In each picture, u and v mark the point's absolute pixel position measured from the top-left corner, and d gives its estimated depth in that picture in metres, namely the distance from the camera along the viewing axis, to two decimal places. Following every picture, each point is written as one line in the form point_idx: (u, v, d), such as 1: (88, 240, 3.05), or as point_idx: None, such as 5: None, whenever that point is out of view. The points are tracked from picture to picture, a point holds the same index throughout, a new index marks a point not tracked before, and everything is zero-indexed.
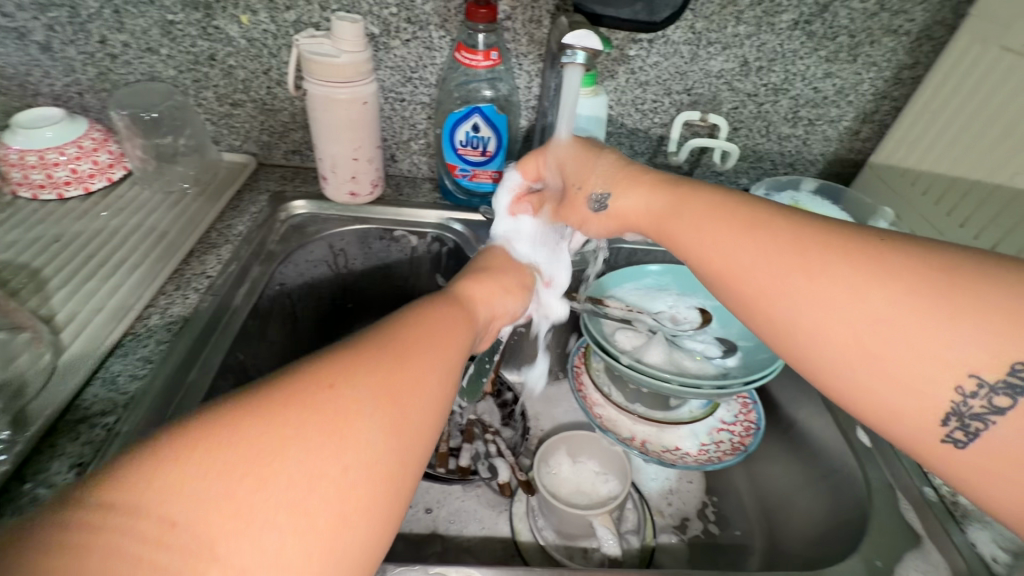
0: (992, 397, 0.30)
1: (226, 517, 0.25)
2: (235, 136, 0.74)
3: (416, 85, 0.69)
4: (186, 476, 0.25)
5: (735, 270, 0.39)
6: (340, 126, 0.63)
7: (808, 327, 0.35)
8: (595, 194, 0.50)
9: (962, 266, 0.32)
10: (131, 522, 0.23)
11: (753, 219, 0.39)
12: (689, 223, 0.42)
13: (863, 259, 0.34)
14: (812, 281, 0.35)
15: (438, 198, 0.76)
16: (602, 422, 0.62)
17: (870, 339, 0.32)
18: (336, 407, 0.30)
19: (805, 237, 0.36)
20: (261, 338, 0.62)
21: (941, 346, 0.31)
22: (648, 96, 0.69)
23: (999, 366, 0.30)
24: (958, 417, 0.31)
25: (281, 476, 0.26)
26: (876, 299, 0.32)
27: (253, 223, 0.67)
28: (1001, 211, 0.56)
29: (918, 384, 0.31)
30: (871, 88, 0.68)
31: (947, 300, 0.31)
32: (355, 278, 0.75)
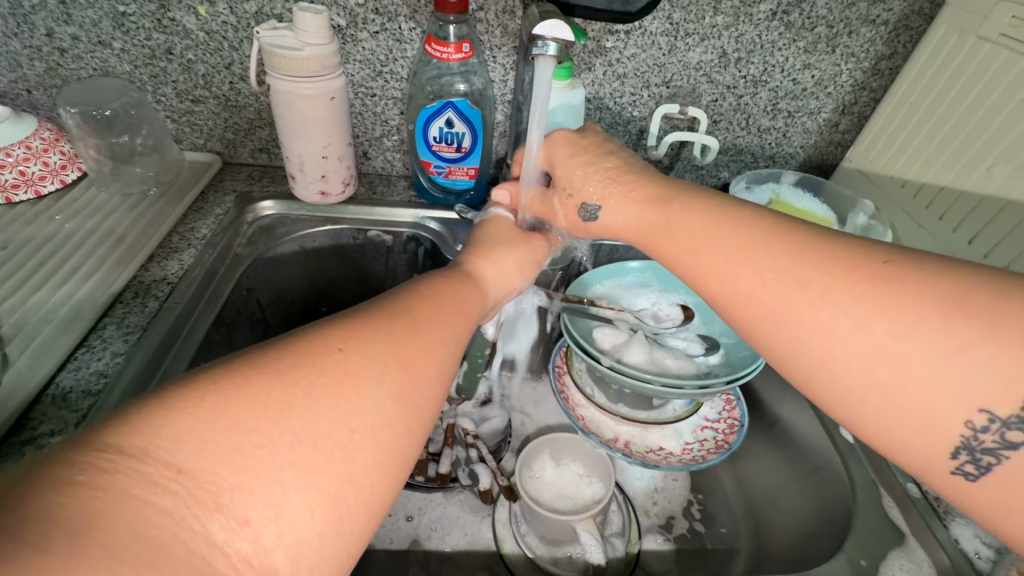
0: (1005, 432, 0.29)
1: (233, 469, 0.23)
2: (197, 134, 0.70)
3: (387, 79, 0.66)
4: (185, 428, 0.23)
5: (736, 296, 0.38)
6: (306, 123, 0.60)
7: (814, 355, 0.34)
8: (585, 203, 0.50)
9: (971, 293, 0.30)
10: (140, 466, 0.21)
11: (750, 241, 0.39)
12: (686, 244, 0.42)
13: (867, 285, 0.32)
14: (814, 307, 0.34)
15: (413, 196, 0.73)
16: (584, 424, 0.61)
17: (878, 370, 0.31)
18: (346, 368, 0.29)
19: (806, 258, 0.36)
20: (229, 347, 0.59)
21: (949, 378, 0.30)
22: (626, 89, 0.67)
23: (1015, 400, 0.29)
24: (969, 451, 0.30)
25: (289, 434, 0.25)
26: (880, 329, 0.31)
27: (218, 226, 0.64)
28: (977, 205, 0.55)
29: (927, 414, 0.30)
30: (849, 80, 0.68)
31: (954, 327, 0.29)
32: (329, 280, 0.72)
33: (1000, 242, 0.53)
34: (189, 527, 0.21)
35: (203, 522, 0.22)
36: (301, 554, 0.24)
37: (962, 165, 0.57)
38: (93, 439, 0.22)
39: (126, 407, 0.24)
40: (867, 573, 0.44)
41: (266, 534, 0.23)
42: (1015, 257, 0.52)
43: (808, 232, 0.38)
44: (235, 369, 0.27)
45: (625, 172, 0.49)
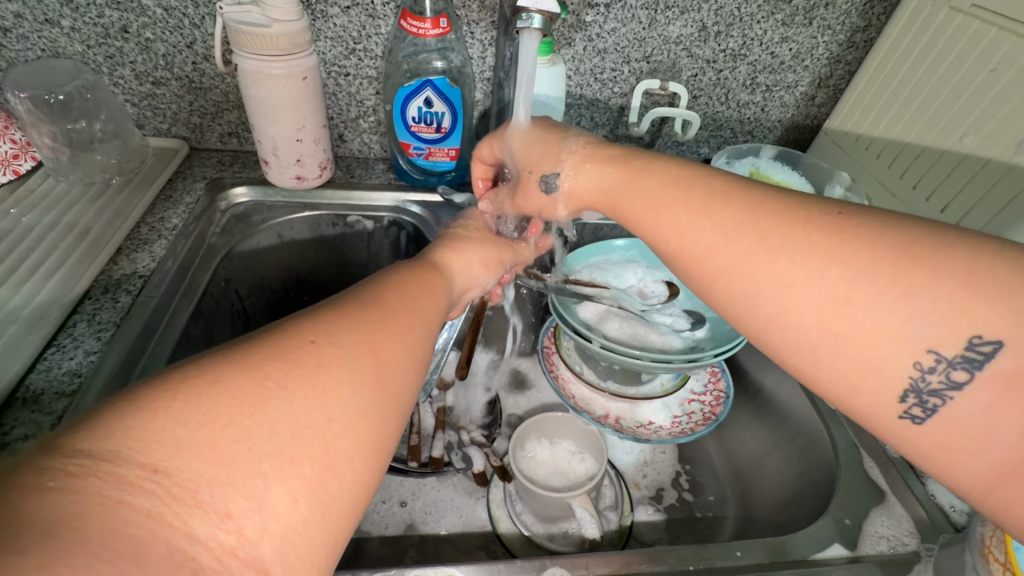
0: (951, 371, 0.29)
1: (210, 465, 0.22)
2: (160, 118, 0.67)
3: (361, 57, 0.64)
4: (157, 429, 0.22)
5: (696, 254, 0.37)
6: (278, 104, 0.58)
7: (769, 308, 0.34)
8: (545, 176, 0.47)
9: (910, 241, 0.31)
10: (112, 468, 0.20)
11: (709, 195, 0.38)
12: (644, 203, 0.41)
13: (822, 235, 0.33)
14: (771, 256, 0.34)
15: (392, 179, 0.71)
16: (576, 402, 0.61)
17: (830, 319, 0.31)
18: (320, 359, 0.28)
19: (762, 217, 0.35)
20: (209, 340, 0.57)
21: (895, 322, 0.30)
22: (607, 64, 0.66)
23: (957, 339, 0.29)
24: (915, 393, 0.30)
25: (265, 427, 0.24)
26: (833, 275, 0.31)
27: (189, 215, 0.61)
28: (950, 173, 0.57)
29: (877, 358, 0.31)
30: (825, 52, 0.68)
31: (902, 273, 0.30)
32: (309, 267, 0.70)
33: (971, 208, 0.55)
34: (169, 524, 0.20)
35: (183, 518, 0.21)
36: (288, 542, 0.23)
37: (937, 132, 0.58)
38: (61, 444, 0.21)
39: (95, 410, 0.23)
40: (850, 531, 0.46)
41: (250, 525, 0.22)
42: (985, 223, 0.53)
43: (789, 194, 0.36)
44: (204, 366, 0.26)
45: (571, 141, 0.48)
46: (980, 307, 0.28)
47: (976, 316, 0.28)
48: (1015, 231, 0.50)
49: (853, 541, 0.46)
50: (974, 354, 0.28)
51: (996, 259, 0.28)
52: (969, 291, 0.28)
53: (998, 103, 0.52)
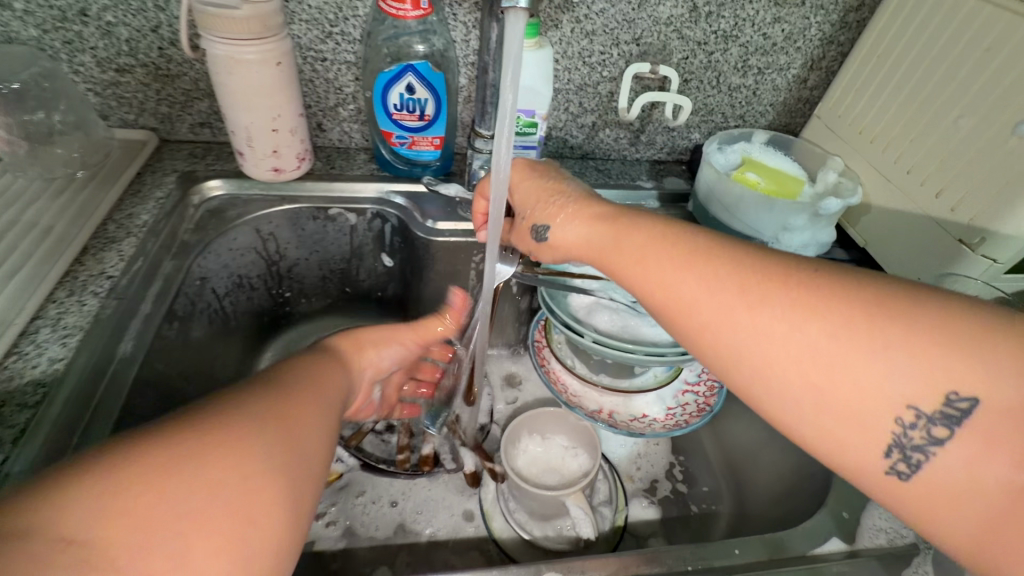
0: (931, 428, 0.31)
1: (128, 528, 0.25)
2: (126, 108, 0.63)
3: (338, 41, 0.60)
4: (71, 504, 0.25)
5: (685, 307, 0.38)
6: (249, 91, 0.55)
7: (757, 361, 0.34)
8: (536, 225, 0.47)
9: (889, 299, 0.32)
10: (28, 545, 0.23)
11: (692, 250, 0.39)
12: (629, 255, 0.42)
13: (803, 291, 0.34)
14: (755, 310, 0.35)
15: (375, 169, 0.69)
16: (568, 397, 0.60)
17: (815, 375, 0.32)
18: (230, 425, 0.31)
19: (747, 271, 0.36)
20: (184, 342, 0.55)
21: (876, 378, 0.31)
22: (595, 47, 0.64)
23: (935, 396, 0.30)
24: (900, 449, 0.31)
25: (180, 488, 0.27)
26: (816, 330, 0.32)
27: (159, 211, 0.58)
28: (945, 157, 0.55)
29: (861, 413, 0.32)
30: (818, 34, 0.67)
31: (881, 330, 0.31)
32: (289, 264, 0.68)
33: (969, 192, 0.53)
34: None
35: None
36: None
37: (932, 113, 0.56)
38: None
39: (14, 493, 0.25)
40: (848, 523, 0.46)
41: None
42: (982, 207, 0.52)
43: (765, 250, 0.38)
44: (117, 443, 0.28)
45: (569, 192, 0.48)
46: (952, 365, 0.30)
47: (950, 372, 0.30)
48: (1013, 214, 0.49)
49: (850, 534, 0.45)
50: (951, 410, 0.30)
51: (967, 317, 0.31)
52: (944, 349, 0.30)
53: (995, 81, 0.50)
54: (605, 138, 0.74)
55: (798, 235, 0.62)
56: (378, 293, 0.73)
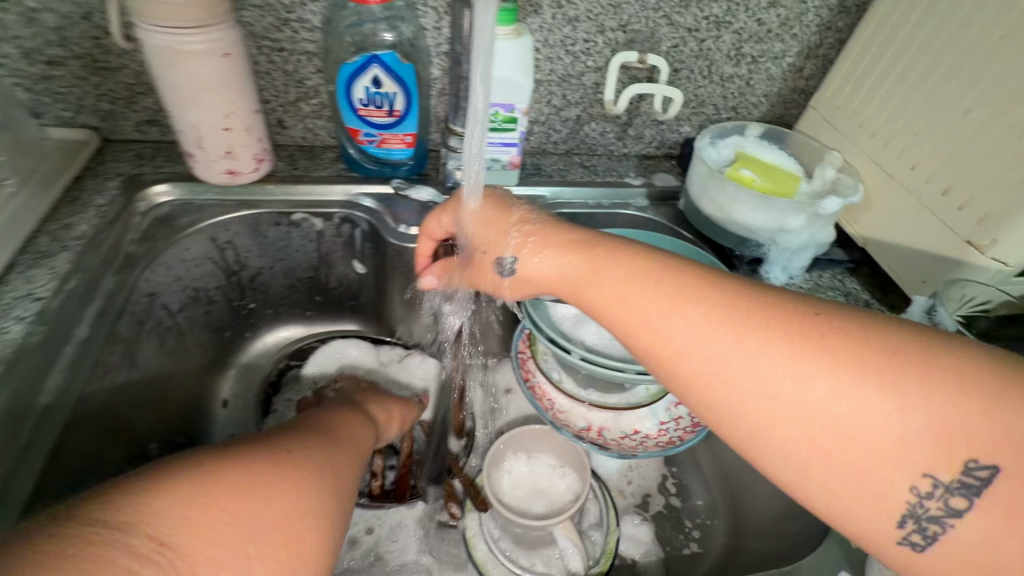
0: (949, 498, 0.28)
1: (209, 539, 0.26)
2: (61, 105, 0.57)
3: (295, 29, 0.55)
4: (167, 502, 0.26)
5: (675, 353, 0.34)
6: (195, 86, 0.49)
7: (756, 418, 0.31)
8: (501, 258, 0.44)
9: (901, 349, 0.29)
10: (124, 537, 0.24)
11: (680, 288, 0.36)
12: (610, 293, 0.39)
13: (804, 337, 0.31)
14: (750, 361, 0.31)
15: (343, 169, 0.63)
16: (554, 415, 0.55)
17: (819, 434, 0.29)
18: (294, 462, 0.33)
19: (744, 314, 0.33)
20: (130, 367, 0.50)
21: (889, 442, 0.28)
22: (579, 35, 0.59)
23: (954, 463, 0.27)
24: (914, 519, 0.28)
25: (256, 510, 0.29)
26: (819, 386, 0.29)
27: (100, 221, 0.52)
28: (952, 153, 0.51)
29: (873, 480, 0.28)
30: (815, 19, 0.63)
31: (892, 387, 0.28)
32: (252, 273, 0.62)
33: (978, 191, 0.49)
34: None
35: None
36: None
37: (938, 106, 0.53)
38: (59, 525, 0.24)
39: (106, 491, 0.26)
40: (856, 553, 0.43)
41: None
42: (992, 208, 0.48)
43: (762, 288, 0.35)
44: (201, 456, 0.30)
45: (525, 218, 0.45)
46: (971, 430, 0.27)
47: (970, 437, 0.27)
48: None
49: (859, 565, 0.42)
50: (971, 479, 0.27)
51: (989, 372, 0.28)
52: (963, 409, 0.27)
53: (1008, 71, 0.47)
54: (591, 132, 0.69)
55: (794, 236, 0.58)
56: (350, 302, 0.68)
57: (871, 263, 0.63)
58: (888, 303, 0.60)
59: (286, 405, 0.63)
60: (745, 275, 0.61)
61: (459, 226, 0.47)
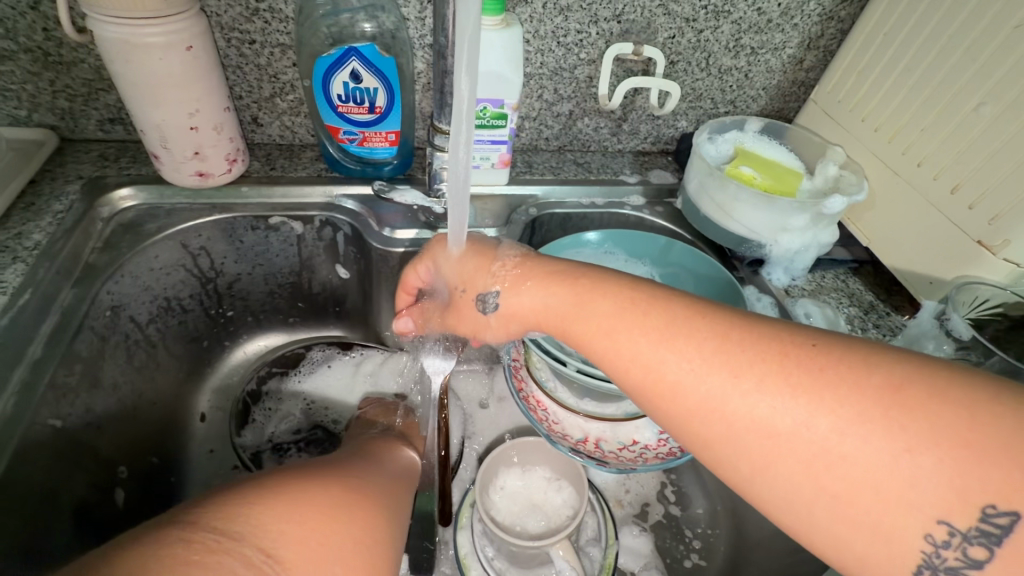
0: (968, 548, 0.25)
1: (305, 555, 0.29)
2: (14, 102, 0.53)
3: (267, 19, 0.51)
4: (267, 518, 0.29)
5: (668, 389, 0.32)
6: (155, 82, 0.45)
7: (755, 457, 0.29)
8: (481, 295, 0.42)
9: (906, 384, 0.27)
10: (238, 548, 0.27)
11: (669, 319, 0.34)
12: (595, 325, 0.37)
13: (801, 371, 0.29)
14: (744, 397, 0.30)
15: (323, 168, 0.60)
16: (549, 427, 0.53)
17: (821, 476, 0.27)
18: (359, 490, 0.36)
19: (735, 346, 0.31)
20: (92, 386, 0.46)
21: (896, 486, 0.26)
22: (571, 25, 0.56)
23: (970, 510, 0.24)
24: (932, 572, 0.25)
25: (338, 533, 0.31)
26: (818, 424, 0.28)
27: (58, 228, 0.49)
28: (962, 150, 0.49)
29: (882, 528, 0.26)
30: (817, 8, 0.60)
31: (895, 425, 0.26)
32: (229, 280, 0.59)
33: (990, 190, 0.47)
34: None
35: None
36: None
37: (947, 101, 0.50)
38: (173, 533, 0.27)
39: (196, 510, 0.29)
40: None
41: None
42: (1005, 206, 0.46)
43: (758, 319, 0.33)
44: (282, 479, 0.33)
45: (503, 254, 0.43)
46: (987, 472, 0.24)
47: (988, 482, 0.24)
48: None
49: None
50: (990, 528, 0.24)
51: (1007, 409, 0.25)
52: (978, 449, 0.25)
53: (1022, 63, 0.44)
54: (584, 128, 0.66)
55: (796, 236, 0.56)
56: (334, 307, 0.65)
57: (875, 261, 0.61)
58: (892, 304, 0.57)
59: (265, 415, 0.60)
60: (747, 276, 0.59)
61: (437, 273, 0.45)
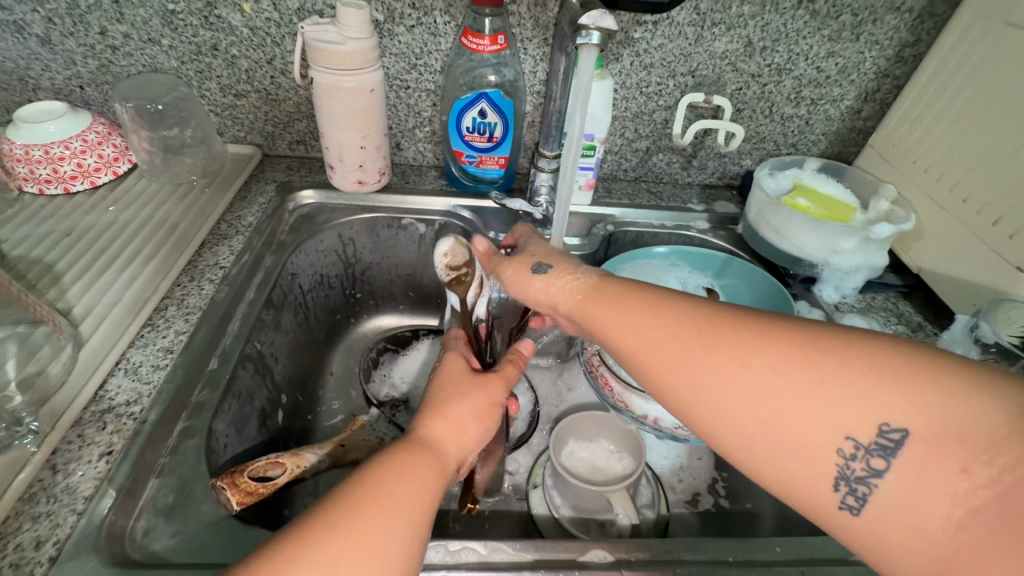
0: (871, 459, 0.32)
1: None
2: (238, 127, 0.73)
3: (421, 72, 0.68)
4: None
5: (644, 351, 0.40)
6: (345, 114, 0.63)
7: (711, 400, 0.36)
8: (539, 263, 0.52)
9: (825, 338, 0.35)
10: None
11: (650, 301, 0.42)
12: (594, 303, 0.45)
13: (748, 333, 0.37)
14: (706, 352, 0.37)
15: (444, 185, 0.76)
16: (615, 402, 0.63)
17: (761, 409, 0.34)
18: None
19: (699, 319, 0.39)
20: (277, 328, 0.62)
21: (814, 413, 0.33)
22: (653, 78, 0.69)
23: (870, 427, 0.32)
24: (845, 481, 0.32)
25: None
26: (757, 369, 0.35)
27: (262, 214, 0.67)
28: (1003, 189, 0.56)
29: (805, 447, 0.33)
30: (873, 67, 0.69)
31: (817, 368, 0.34)
32: (364, 267, 0.75)
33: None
34: None
35: None
36: None
37: (990, 148, 0.57)
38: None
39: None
40: None
41: None
42: None
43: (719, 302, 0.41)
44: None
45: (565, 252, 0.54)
46: (883, 400, 0.32)
47: (882, 406, 0.32)
48: None
49: None
50: (886, 441, 0.31)
51: (898, 353, 0.33)
52: (877, 381, 0.32)
53: None
54: (658, 162, 0.78)
55: (847, 257, 0.63)
56: (439, 298, 0.80)
57: (925, 290, 0.67)
58: (940, 325, 0.63)
59: (381, 377, 0.72)
60: (800, 292, 0.67)
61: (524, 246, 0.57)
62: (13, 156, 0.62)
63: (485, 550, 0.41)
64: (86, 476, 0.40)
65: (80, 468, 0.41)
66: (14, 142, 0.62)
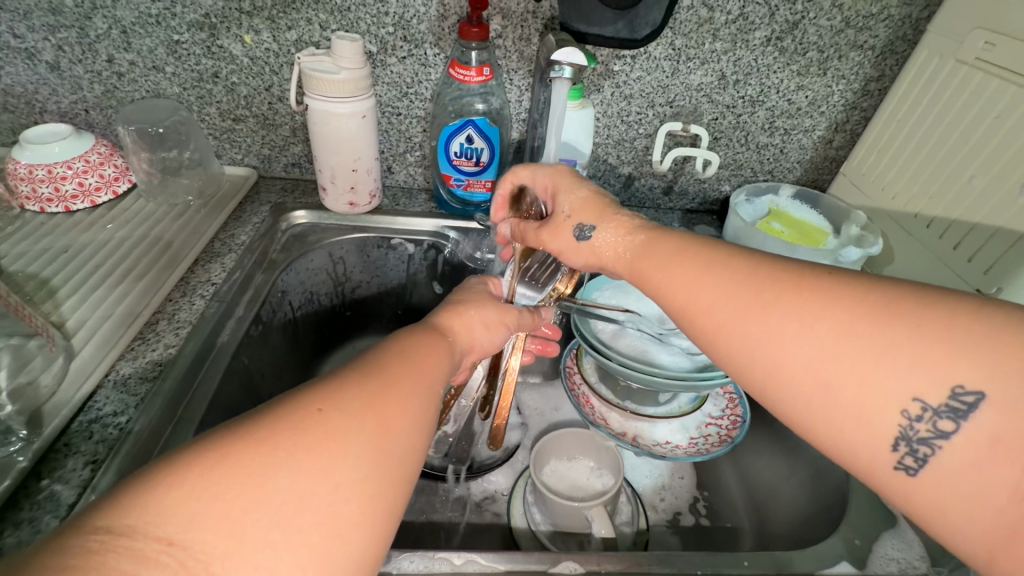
0: (936, 421, 0.31)
1: (223, 536, 0.24)
2: (236, 150, 0.76)
3: (412, 99, 0.72)
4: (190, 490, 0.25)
5: (695, 309, 0.40)
6: (337, 140, 0.66)
7: (768, 360, 0.36)
8: (580, 225, 0.50)
9: (897, 300, 0.33)
10: (130, 543, 0.23)
11: (707, 259, 0.41)
12: (653, 265, 0.44)
13: (810, 291, 0.35)
14: (765, 315, 0.36)
15: (433, 207, 0.78)
16: (594, 418, 0.65)
17: (822, 370, 0.33)
18: (327, 428, 0.30)
19: (759, 279, 0.38)
20: (264, 343, 0.63)
21: (880, 371, 0.32)
22: (633, 108, 0.72)
23: (942, 390, 0.31)
24: (906, 443, 0.31)
25: (274, 492, 0.27)
26: (821, 329, 0.34)
27: (255, 233, 0.69)
28: (961, 213, 0.59)
29: (866, 407, 0.32)
30: (841, 100, 0.73)
31: (882, 334, 0.32)
32: (353, 285, 0.77)
33: (983, 249, 0.56)
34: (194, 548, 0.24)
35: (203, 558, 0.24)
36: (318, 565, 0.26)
37: (947, 175, 0.61)
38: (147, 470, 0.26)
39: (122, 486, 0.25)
40: (860, 551, 0.46)
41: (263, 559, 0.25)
42: (996, 260, 0.55)
43: (774, 261, 0.39)
44: (221, 436, 0.28)
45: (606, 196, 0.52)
46: (957, 360, 0.30)
47: (954, 367, 0.30)
48: (1012, 278, 0.53)
49: (861, 561, 0.45)
50: (957, 404, 0.30)
51: (981, 317, 0.31)
52: (951, 346, 0.31)
53: (1003, 145, 0.54)
54: (641, 187, 0.81)
55: None
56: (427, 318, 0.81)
57: None
58: None
59: None
60: None
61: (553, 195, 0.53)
62: (16, 176, 0.65)
63: (460, 563, 0.41)
64: (70, 484, 0.41)
65: (64, 476, 0.42)
66: (18, 162, 0.65)
